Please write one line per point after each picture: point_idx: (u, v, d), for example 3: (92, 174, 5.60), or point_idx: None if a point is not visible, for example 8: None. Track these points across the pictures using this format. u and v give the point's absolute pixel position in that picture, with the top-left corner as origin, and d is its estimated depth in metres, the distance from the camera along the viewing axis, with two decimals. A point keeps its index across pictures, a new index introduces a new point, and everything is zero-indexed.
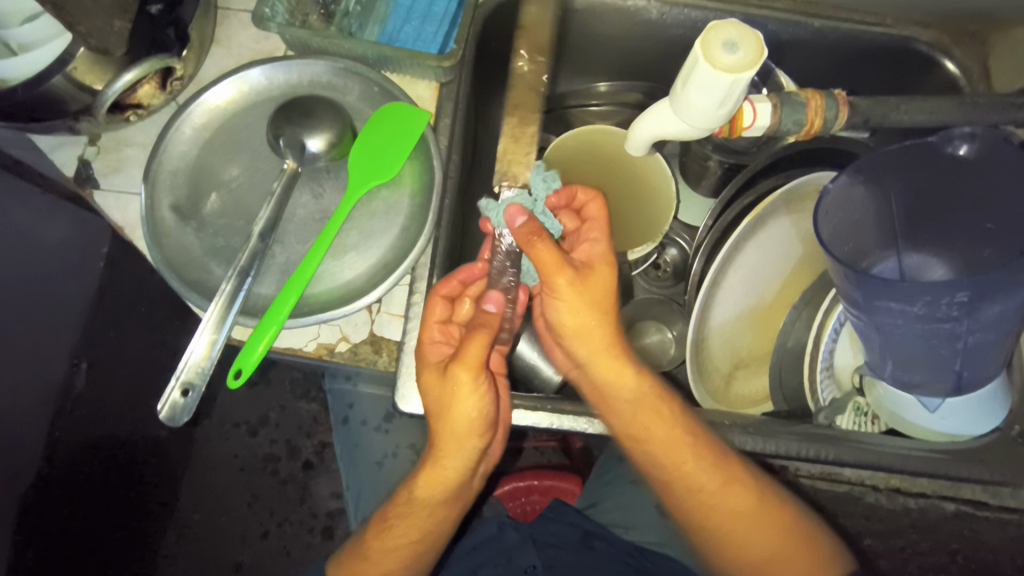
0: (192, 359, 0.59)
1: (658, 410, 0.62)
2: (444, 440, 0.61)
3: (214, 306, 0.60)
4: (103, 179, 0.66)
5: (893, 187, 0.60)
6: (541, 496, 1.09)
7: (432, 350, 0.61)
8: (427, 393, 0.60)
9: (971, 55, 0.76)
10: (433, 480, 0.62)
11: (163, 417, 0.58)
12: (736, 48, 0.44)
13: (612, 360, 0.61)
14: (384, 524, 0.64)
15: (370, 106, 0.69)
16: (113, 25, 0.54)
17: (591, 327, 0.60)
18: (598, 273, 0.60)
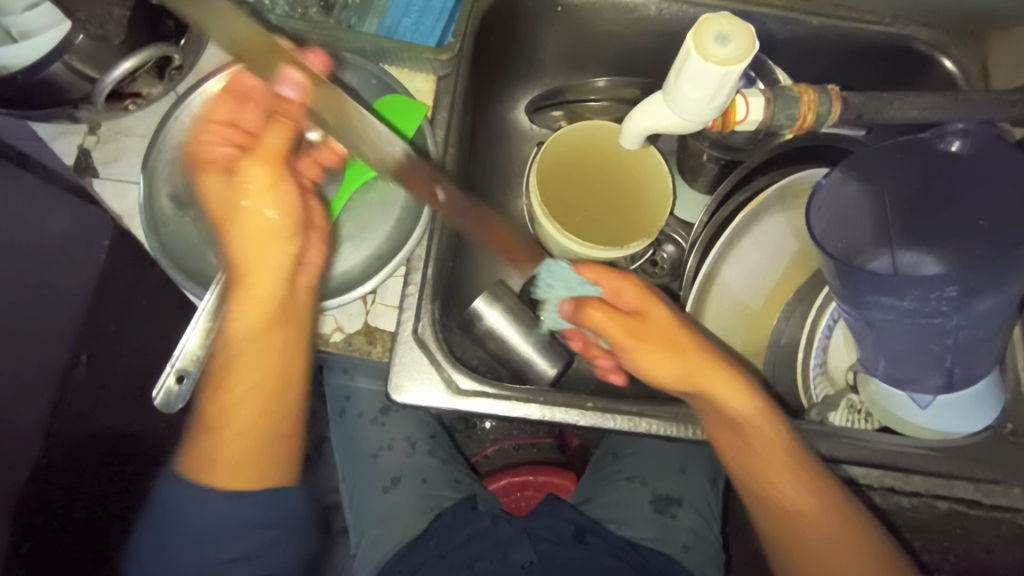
0: (187, 348, 0.59)
1: (763, 424, 0.62)
2: (241, 289, 0.61)
3: (210, 297, 0.60)
4: (103, 168, 0.67)
5: (887, 184, 0.60)
6: (536, 491, 1.10)
7: (252, 219, 0.62)
8: (238, 246, 0.62)
9: (969, 54, 0.77)
10: (255, 357, 0.62)
11: (158, 404, 0.57)
12: (728, 40, 0.44)
13: (712, 367, 0.64)
14: (221, 394, 0.61)
15: (368, 98, 0.70)
16: (113, 12, 0.54)
17: (667, 348, 0.64)
18: (644, 305, 0.68)
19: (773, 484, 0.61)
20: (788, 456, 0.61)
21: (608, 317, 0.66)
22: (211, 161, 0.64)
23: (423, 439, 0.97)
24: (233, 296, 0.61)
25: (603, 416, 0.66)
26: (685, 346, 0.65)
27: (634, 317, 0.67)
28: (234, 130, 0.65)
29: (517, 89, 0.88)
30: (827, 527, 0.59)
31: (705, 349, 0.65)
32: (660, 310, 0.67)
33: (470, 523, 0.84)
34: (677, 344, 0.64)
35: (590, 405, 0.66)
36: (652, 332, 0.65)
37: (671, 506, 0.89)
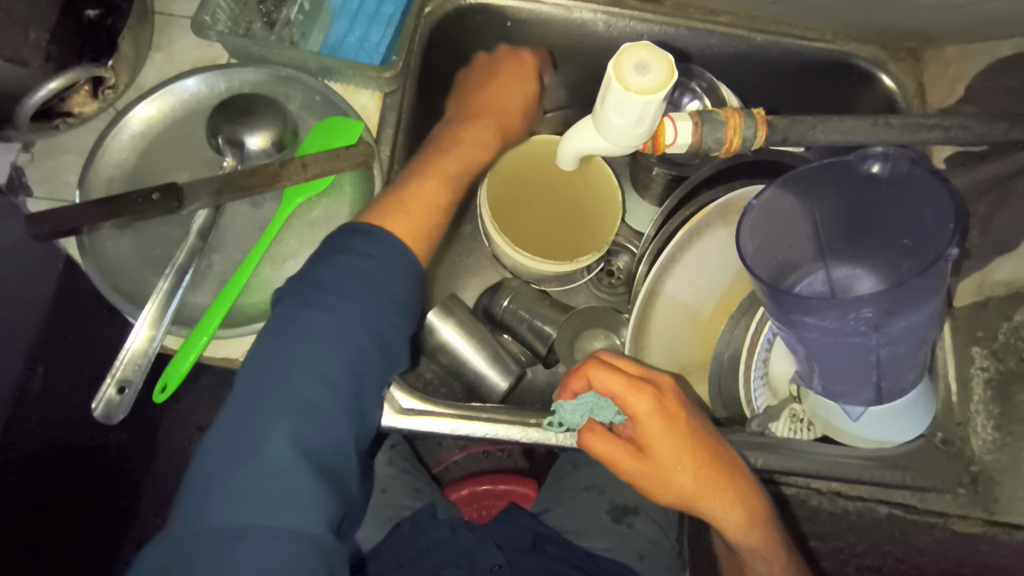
0: (129, 355, 0.59)
1: (759, 556, 0.63)
2: (436, 167, 0.67)
3: (151, 304, 0.60)
4: (38, 186, 0.65)
5: (820, 200, 0.62)
6: (498, 500, 1.10)
7: (457, 135, 0.71)
8: (472, 128, 0.71)
9: (906, 71, 0.79)
10: (423, 185, 0.65)
11: (99, 413, 0.57)
12: (648, 69, 0.45)
13: (718, 498, 0.61)
14: (445, 148, 0.69)
15: (312, 114, 0.69)
16: None
17: (670, 484, 0.59)
18: (653, 438, 0.59)
19: (753, 561, 0.64)
20: (777, 553, 0.63)
21: (612, 449, 0.60)
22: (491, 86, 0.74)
23: (382, 449, 0.95)
24: (415, 173, 0.66)
25: (545, 432, 0.66)
26: (700, 484, 0.60)
27: (639, 455, 0.60)
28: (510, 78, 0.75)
29: None
30: None
31: (713, 485, 0.60)
32: (681, 450, 0.59)
33: (428, 533, 0.85)
34: (692, 484, 0.60)
35: (534, 422, 0.67)
36: (666, 472, 0.59)
37: (628, 514, 0.90)
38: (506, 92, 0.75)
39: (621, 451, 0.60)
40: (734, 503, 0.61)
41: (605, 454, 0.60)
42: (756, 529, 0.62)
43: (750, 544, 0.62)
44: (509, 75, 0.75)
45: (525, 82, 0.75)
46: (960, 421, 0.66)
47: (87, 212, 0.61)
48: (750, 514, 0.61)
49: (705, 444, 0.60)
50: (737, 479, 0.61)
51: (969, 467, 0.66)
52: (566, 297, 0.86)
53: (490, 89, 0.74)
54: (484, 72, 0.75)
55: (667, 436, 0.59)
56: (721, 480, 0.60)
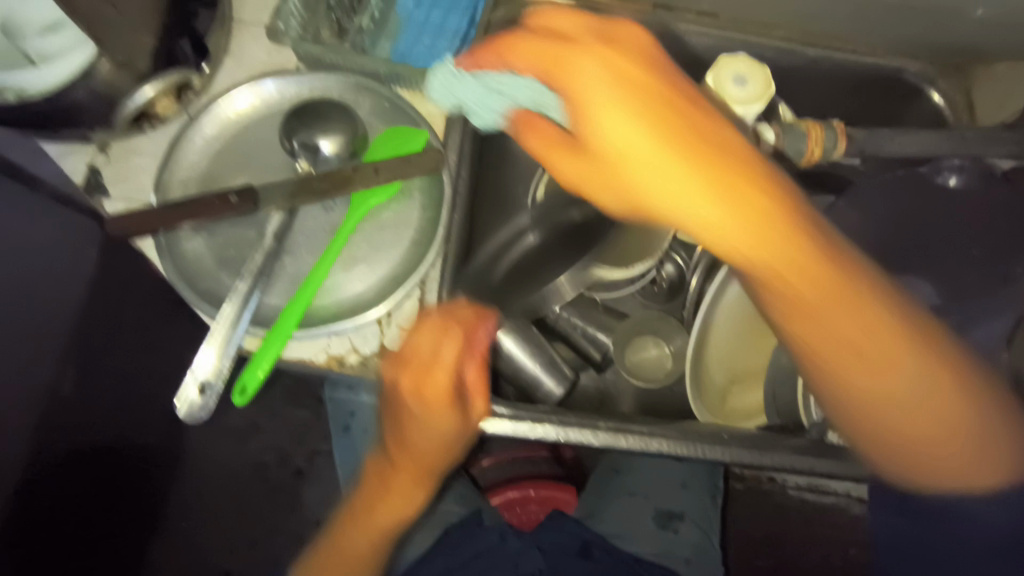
0: (206, 358, 0.59)
1: (942, 400, 0.53)
2: (399, 453, 0.69)
3: (230, 304, 0.61)
4: (113, 188, 0.66)
5: (880, 212, 0.67)
6: (539, 506, 1.10)
7: (420, 438, 0.66)
8: (407, 417, 0.65)
9: (955, 87, 0.81)
10: (386, 491, 0.71)
11: (181, 414, 0.58)
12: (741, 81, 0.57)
13: (858, 316, 0.52)
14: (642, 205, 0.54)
15: (380, 120, 0.71)
16: None
17: (791, 264, 0.50)
18: (737, 185, 0.50)
19: (921, 406, 0.53)
20: (950, 397, 0.53)
21: (705, 242, 0.52)
22: (445, 385, 0.63)
23: None
24: (377, 480, 0.72)
25: (614, 435, 0.66)
26: (816, 277, 0.51)
27: (744, 198, 0.50)
28: (434, 361, 0.62)
29: None
30: (946, 411, 0.53)
31: (837, 293, 0.51)
32: (774, 223, 0.50)
33: (478, 537, 0.85)
34: (773, 214, 0.50)
35: (602, 425, 0.66)
36: (776, 251, 0.50)
37: (673, 521, 0.91)
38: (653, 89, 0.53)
39: (711, 185, 0.50)
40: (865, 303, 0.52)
41: (676, 207, 0.51)
42: (906, 342, 0.53)
43: (914, 349, 0.53)
44: (426, 362, 0.63)
45: (449, 360, 0.62)
46: None
47: (170, 214, 0.63)
48: (899, 349, 0.53)
49: (805, 218, 0.52)
50: (859, 283, 0.52)
51: None
52: (614, 304, 0.87)
53: (430, 400, 0.63)
54: (419, 353, 0.62)
55: (736, 198, 0.50)
56: (852, 293, 0.52)
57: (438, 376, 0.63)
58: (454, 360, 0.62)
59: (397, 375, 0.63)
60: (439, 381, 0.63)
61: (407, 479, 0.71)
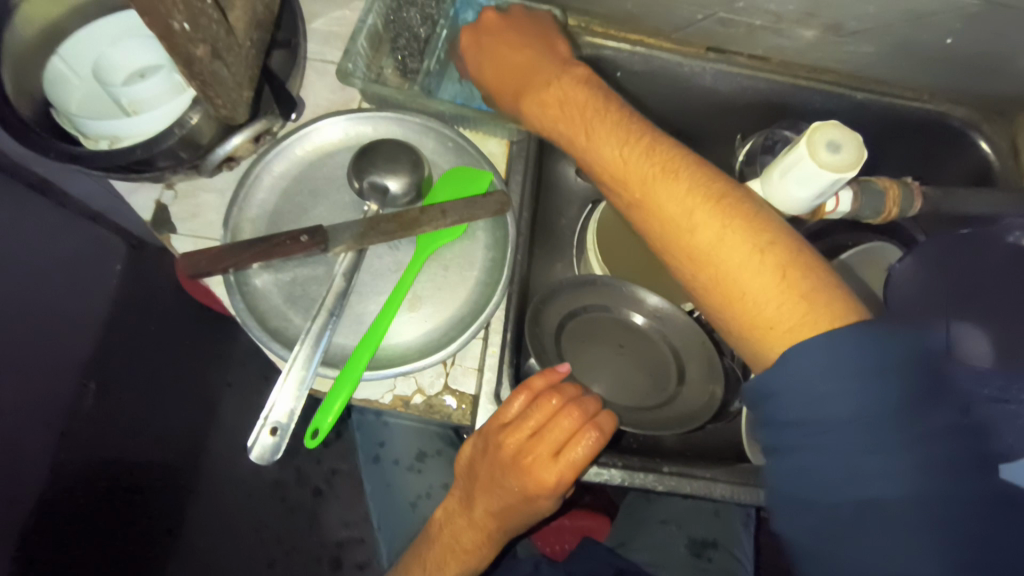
0: (280, 398, 0.59)
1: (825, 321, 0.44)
2: (473, 510, 0.65)
3: (303, 345, 0.61)
4: (181, 224, 0.67)
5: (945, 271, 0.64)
6: (573, 536, 1.10)
7: (501, 499, 0.63)
8: (491, 477, 0.63)
9: (998, 133, 0.82)
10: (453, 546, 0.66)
11: (253, 457, 0.57)
12: (837, 149, 0.46)
13: (714, 233, 0.51)
14: (683, 258, 0.53)
15: (444, 159, 0.72)
16: (242, 94, 0.57)
17: (688, 224, 0.52)
18: (628, 161, 0.57)
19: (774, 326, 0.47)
20: (795, 299, 0.46)
21: (707, 292, 0.52)
22: (549, 455, 0.60)
23: None
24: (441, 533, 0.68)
25: (678, 480, 0.66)
26: (678, 211, 0.53)
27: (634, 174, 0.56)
28: (537, 432, 0.60)
29: None
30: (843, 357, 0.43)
31: (699, 211, 0.52)
32: (669, 183, 0.54)
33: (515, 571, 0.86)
34: (775, 266, 0.48)
35: (665, 470, 0.66)
36: (747, 286, 0.48)
37: (706, 549, 0.92)
38: (675, 163, 0.55)
39: (624, 156, 0.57)
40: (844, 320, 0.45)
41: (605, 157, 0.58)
42: (779, 264, 0.48)
43: (782, 277, 0.47)
44: (536, 431, 0.60)
45: (569, 432, 0.60)
46: None
47: (242, 253, 0.63)
48: (775, 268, 0.48)
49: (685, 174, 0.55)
50: (717, 206, 0.52)
51: None
52: None
53: (531, 468, 0.60)
54: (519, 420, 0.61)
55: (700, 209, 0.52)
56: (842, 308, 0.45)
57: (542, 446, 0.60)
58: (557, 441, 0.60)
59: (496, 442, 0.62)
60: (544, 448, 0.60)
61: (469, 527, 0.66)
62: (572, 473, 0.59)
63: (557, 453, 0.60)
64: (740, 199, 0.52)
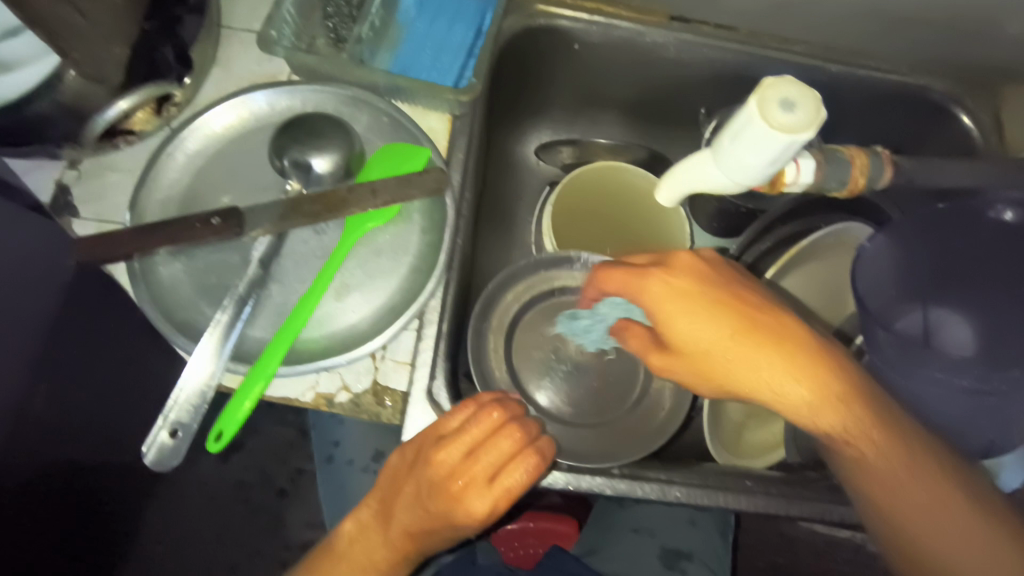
0: (183, 395, 0.54)
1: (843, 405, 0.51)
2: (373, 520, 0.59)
3: (210, 337, 0.56)
4: (84, 207, 0.61)
5: (926, 250, 0.62)
6: (538, 540, 1.04)
7: (408, 513, 0.57)
8: (406, 492, 0.57)
9: (981, 106, 0.77)
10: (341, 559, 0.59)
11: (149, 460, 0.53)
12: (794, 106, 0.40)
13: (713, 327, 0.52)
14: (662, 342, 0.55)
15: (379, 136, 0.66)
16: (113, 51, 0.53)
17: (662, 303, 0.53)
18: (628, 277, 0.55)
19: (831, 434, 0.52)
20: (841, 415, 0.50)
21: (691, 371, 0.54)
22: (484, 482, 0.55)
23: None
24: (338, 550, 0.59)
25: (629, 484, 0.60)
26: (671, 291, 0.53)
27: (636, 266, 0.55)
28: (468, 453, 0.55)
29: (526, 129, 0.87)
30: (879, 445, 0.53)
31: (676, 301, 0.53)
32: (659, 281, 0.54)
33: None
34: (777, 368, 0.51)
35: (617, 473, 0.61)
36: (755, 379, 0.52)
37: (680, 559, 0.87)
38: (673, 258, 0.56)
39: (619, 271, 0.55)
40: (852, 415, 0.50)
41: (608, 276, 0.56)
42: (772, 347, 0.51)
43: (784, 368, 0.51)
44: (469, 453, 0.55)
45: (511, 458, 0.55)
46: None
47: (142, 236, 0.57)
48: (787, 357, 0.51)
49: (693, 265, 0.55)
50: (729, 300, 0.53)
51: None
52: None
53: (454, 495, 0.55)
54: (460, 431, 0.56)
55: (683, 293, 0.53)
56: (841, 394, 0.50)
57: (473, 472, 0.55)
58: (493, 465, 0.55)
59: (427, 457, 0.56)
60: (475, 472, 0.55)
61: (365, 541, 0.58)
62: (504, 501, 0.55)
63: (492, 478, 0.55)
64: (736, 287, 0.55)
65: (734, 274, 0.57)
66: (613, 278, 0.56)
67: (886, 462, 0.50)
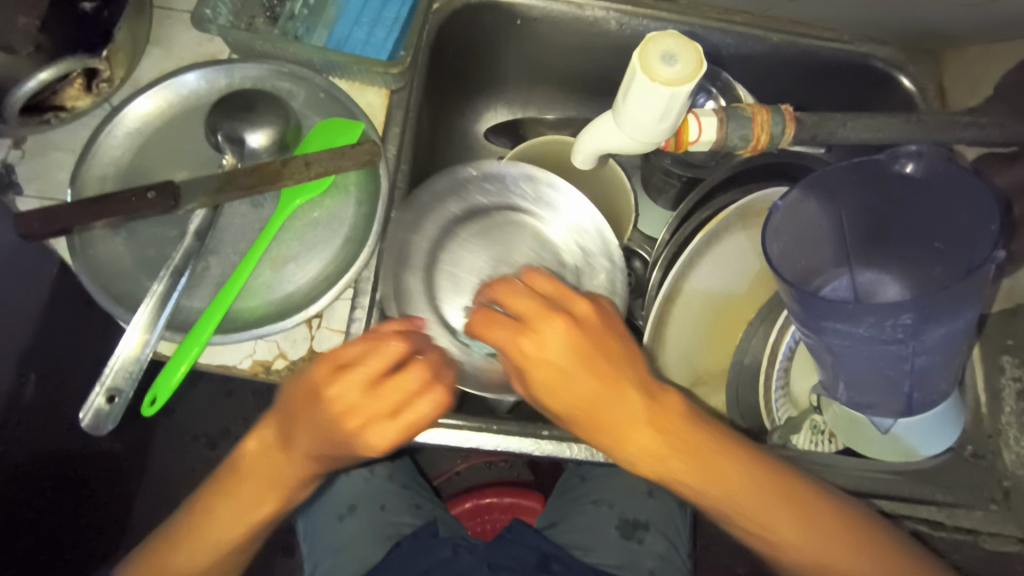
0: (119, 361, 0.56)
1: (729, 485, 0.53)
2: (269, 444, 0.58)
3: (145, 306, 0.58)
4: (27, 185, 0.62)
5: (845, 203, 0.60)
6: (503, 514, 1.06)
7: (305, 443, 0.56)
8: (300, 423, 0.56)
9: (925, 72, 0.75)
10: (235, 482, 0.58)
11: (86, 424, 0.55)
12: (675, 60, 0.45)
13: (626, 419, 0.52)
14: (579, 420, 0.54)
15: (316, 112, 0.67)
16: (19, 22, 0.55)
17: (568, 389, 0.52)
18: (537, 321, 0.53)
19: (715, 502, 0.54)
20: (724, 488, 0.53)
21: (569, 418, 0.54)
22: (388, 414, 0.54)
23: (382, 463, 0.94)
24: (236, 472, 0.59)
25: (559, 445, 0.63)
26: (584, 386, 0.52)
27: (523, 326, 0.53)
28: (368, 384, 0.54)
29: (479, 104, 0.86)
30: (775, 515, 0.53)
31: (603, 378, 0.52)
32: (561, 335, 0.53)
33: (429, 553, 0.79)
34: (652, 434, 0.52)
35: (546, 434, 0.64)
36: (630, 452, 0.53)
37: (637, 530, 0.85)
38: (552, 324, 0.53)
39: (531, 311, 0.54)
40: (726, 477, 0.53)
41: (511, 344, 0.53)
42: (667, 439, 0.53)
43: (668, 467, 0.53)
44: (370, 386, 0.54)
45: (414, 391, 0.54)
46: (991, 434, 0.62)
47: (78, 210, 0.58)
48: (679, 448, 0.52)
49: (611, 330, 0.55)
50: (628, 381, 0.53)
51: (1001, 484, 0.61)
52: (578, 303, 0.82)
53: (354, 424, 0.54)
54: (363, 362, 0.55)
55: (610, 391, 0.52)
56: (736, 459, 0.54)
57: (375, 405, 0.54)
58: (398, 399, 0.54)
59: (325, 390, 0.54)
60: (375, 405, 0.54)
61: (260, 463, 0.58)
62: (410, 434, 0.55)
63: (397, 412, 0.54)
64: (609, 342, 0.54)
65: (620, 327, 0.56)
66: (495, 333, 0.53)
67: (743, 504, 0.53)
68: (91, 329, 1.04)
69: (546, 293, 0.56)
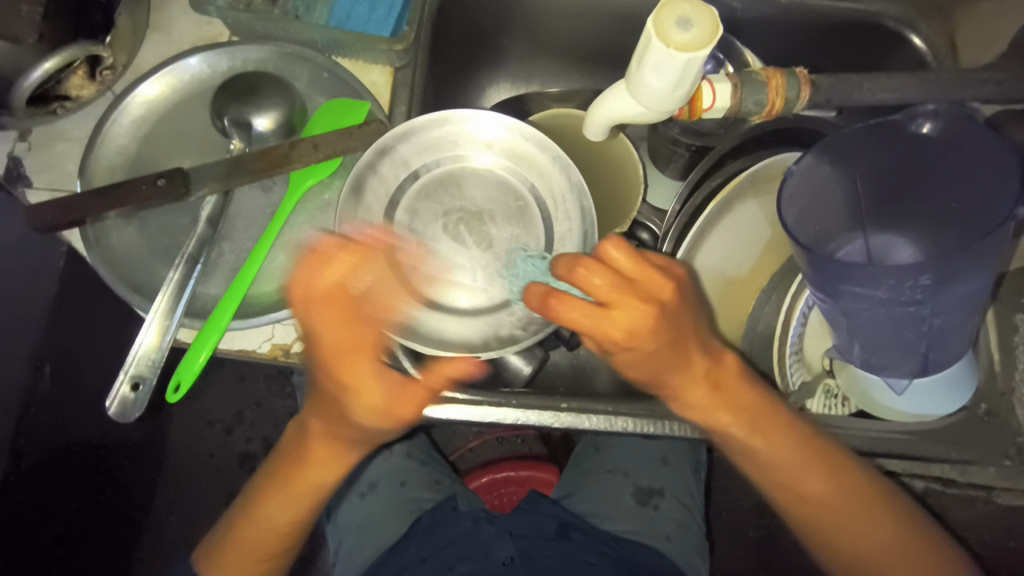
0: (141, 351, 0.57)
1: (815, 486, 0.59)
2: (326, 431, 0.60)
3: (163, 295, 0.58)
4: (37, 177, 0.62)
5: (859, 165, 0.59)
6: (519, 487, 1.08)
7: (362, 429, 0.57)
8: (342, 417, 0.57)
9: (937, 29, 0.73)
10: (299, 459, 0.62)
11: (113, 412, 0.56)
12: (690, 24, 0.45)
13: (701, 384, 0.58)
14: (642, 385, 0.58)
15: (320, 92, 0.66)
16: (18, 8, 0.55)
17: (642, 366, 0.56)
18: (636, 339, 0.53)
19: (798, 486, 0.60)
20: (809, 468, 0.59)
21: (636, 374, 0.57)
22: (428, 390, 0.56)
23: (401, 441, 0.94)
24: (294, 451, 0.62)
25: (577, 416, 0.64)
26: (679, 362, 0.56)
27: (619, 301, 0.52)
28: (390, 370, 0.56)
29: (482, 80, 0.85)
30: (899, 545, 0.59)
31: (683, 361, 0.56)
32: (657, 339, 0.53)
33: (451, 526, 0.80)
34: (702, 386, 0.57)
35: (564, 406, 0.64)
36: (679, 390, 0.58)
37: (654, 497, 0.87)
38: (652, 287, 0.53)
39: (647, 331, 0.53)
40: (781, 440, 0.59)
41: (630, 326, 0.52)
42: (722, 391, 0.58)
43: (729, 425, 0.59)
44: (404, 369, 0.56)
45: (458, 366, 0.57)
46: (1004, 392, 0.62)
47: (91, 201, 0.58)
48: (734, 403, 0.59)
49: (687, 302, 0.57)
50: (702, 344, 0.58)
51: (1016, 439, 0.61)
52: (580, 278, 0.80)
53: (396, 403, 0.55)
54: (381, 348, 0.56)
55: (676, 360, 0.56)
56: (775, 429, 0.59)
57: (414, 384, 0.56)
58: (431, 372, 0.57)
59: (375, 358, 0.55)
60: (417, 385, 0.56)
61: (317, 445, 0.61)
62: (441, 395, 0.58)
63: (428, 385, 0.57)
64: (687, 319, 0.56)
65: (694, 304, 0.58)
66: (571, 298, 0.52)
67: (779, 464, 0.59)
68: (105, 321, 1.05)
69: (631, 270, 0.53)
